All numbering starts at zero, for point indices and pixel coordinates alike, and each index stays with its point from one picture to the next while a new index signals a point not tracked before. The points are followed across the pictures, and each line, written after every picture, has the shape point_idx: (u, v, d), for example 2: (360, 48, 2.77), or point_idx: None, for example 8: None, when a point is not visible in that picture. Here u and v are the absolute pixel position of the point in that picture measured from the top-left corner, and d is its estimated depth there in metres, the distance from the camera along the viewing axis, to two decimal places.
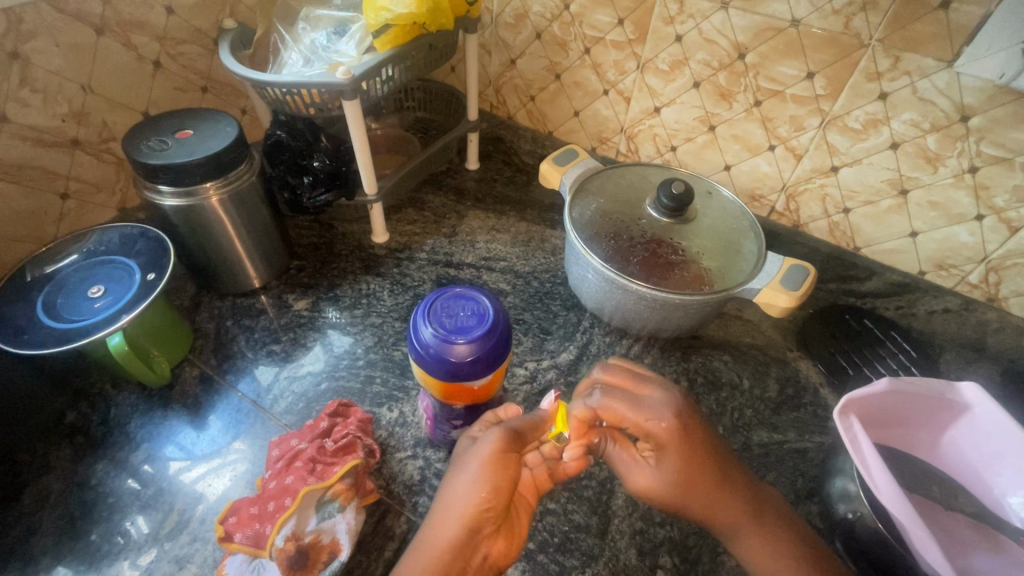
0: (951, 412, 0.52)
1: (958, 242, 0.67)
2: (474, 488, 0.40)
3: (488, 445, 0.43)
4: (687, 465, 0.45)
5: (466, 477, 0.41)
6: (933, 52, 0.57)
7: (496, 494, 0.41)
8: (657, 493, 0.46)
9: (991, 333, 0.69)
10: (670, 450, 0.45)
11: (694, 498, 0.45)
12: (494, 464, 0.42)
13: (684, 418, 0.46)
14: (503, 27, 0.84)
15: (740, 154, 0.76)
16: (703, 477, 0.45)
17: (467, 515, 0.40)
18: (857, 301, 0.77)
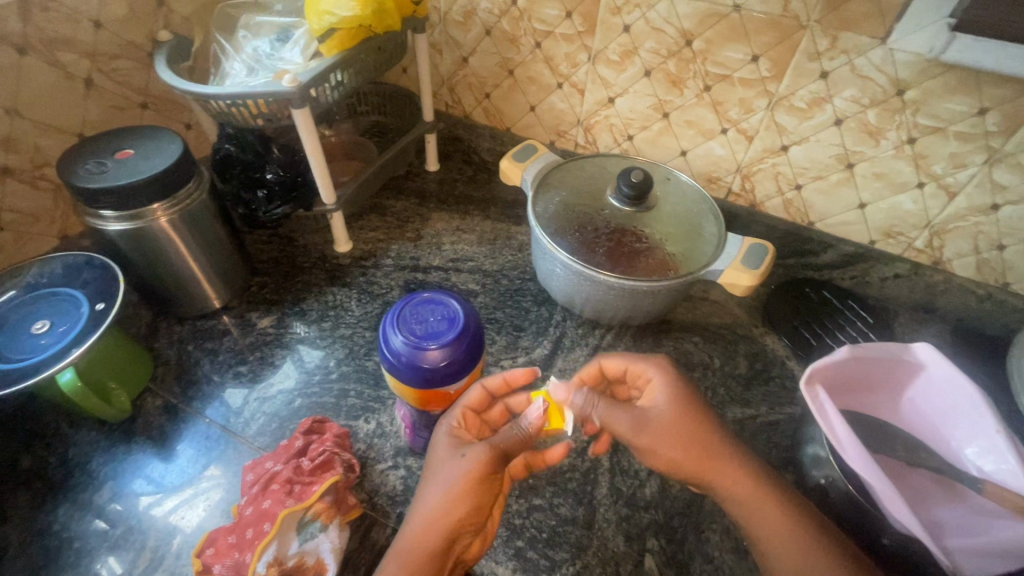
0: (908, 371, 0.54)
1: (903, 211, 0.70)
2: (453, 508, 0.40)
3: (471, 465, 0.40)
4: (681, 421, 0.45)
5: (444, 500, 0.40)
6: (867, 29, 0.59)
7: (474, 512, 0.40)
8: (651, 440, 0.45)
9: (939, 294, 0.74)
10: (659, 385, 0.47)
11: (702, 449, 0.44)
12: (472, 490, 0.40)
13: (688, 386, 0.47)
14: (452, 26, 0.83)
15: (694, 138, 0.78)
16: (694, 425, 0.45)
17: (446, 536, 0.40)
18: (815, 273, 0.80)
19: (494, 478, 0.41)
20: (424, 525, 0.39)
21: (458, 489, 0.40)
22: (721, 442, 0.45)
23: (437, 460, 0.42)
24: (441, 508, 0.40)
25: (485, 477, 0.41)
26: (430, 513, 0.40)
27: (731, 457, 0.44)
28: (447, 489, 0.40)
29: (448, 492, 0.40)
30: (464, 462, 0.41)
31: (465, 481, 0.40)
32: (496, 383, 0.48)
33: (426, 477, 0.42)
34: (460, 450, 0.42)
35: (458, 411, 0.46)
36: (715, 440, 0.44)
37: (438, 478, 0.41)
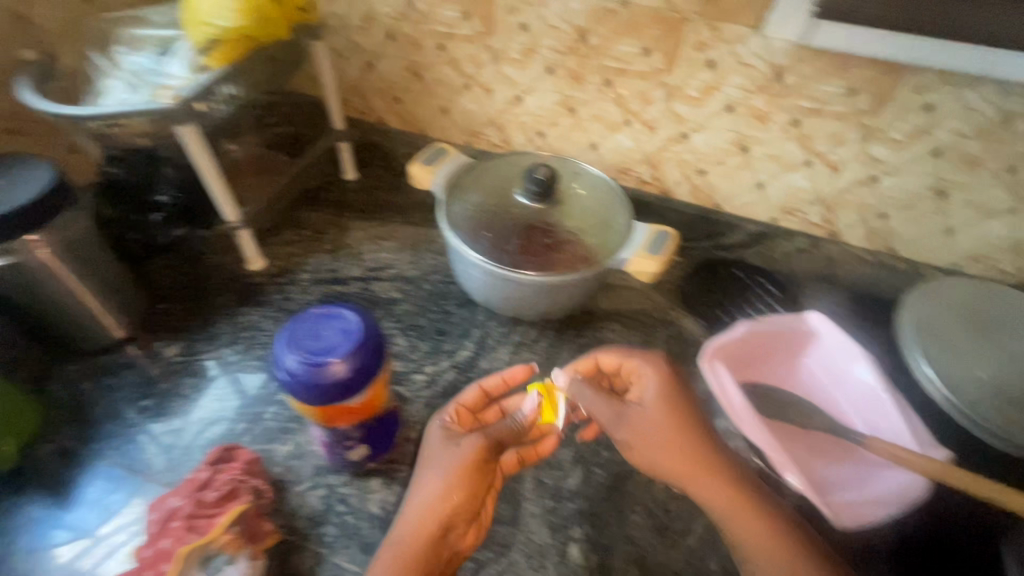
0: (803, 339, 0.60)
1: (797, 188, 0.75)
2: (446, 495, 0.44)
3: (462, 454, 0.46)
4: (664, 415, 0.47)
5: (438, 486, 0.45)
6: (745, 20, 0.62)
7: (466, 498, 0.45)
8: (634, 433, 0.47)
9: (837, 265, 0.79)
10: (649, 381, 0.49)
11: (685, 442, 0.46)
12: (465, 477, 0.45)
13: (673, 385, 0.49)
14: (353, 31, 0.82)
15: (602, 132, 0.80)
16: (676, 419, 0.47)
17: (440, 522, 0.44)
18: (727, 253, 0.84)
19: (485, 466, 0.46)
20: (420, 509, 0.44)
21: (452, 475, 0.45)
22: (702, 439, 0.46)
23: (434, 450, 0.48)
24: (435, 491, 0.45)
25: (477, 464, 0.46)
26: (426, 500, 0.45)
27: (710, 454, 0.45)
28: (442, 475, 0.45)
29: (443, 479, 0.45)
30: (459, 451, 0.46)
31: (459, 466, 0.45)
32: (494, 384, 0.54)
33: (424, 464, 0.47)
34: (456, 441, 0.47)
35: (453, 408, 0.52)
36: (693, 435, 0.46)
37: (433, 466, 0.46)
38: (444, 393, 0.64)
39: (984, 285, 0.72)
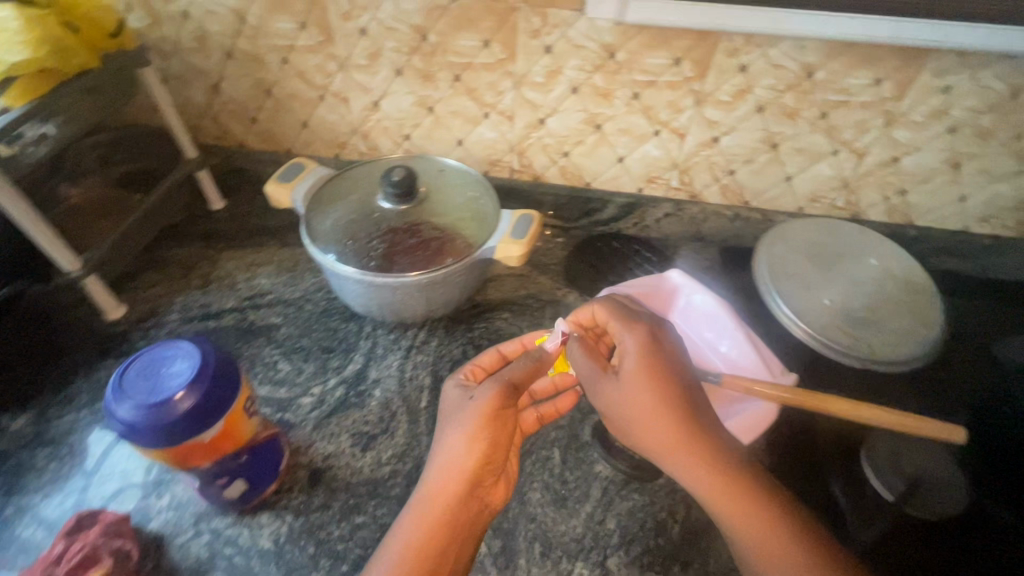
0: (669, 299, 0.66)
1: (652, 157, 0.80)
2: (466, 451, 0.46)
3: (485, 402, 0.48)
4: (644, 374, 0.48)
5: (461, 442, 0.47)
6: (567, 4, 0.66)
7: (488, 450, 0.47)
8: (627, 392, 0.48)
9: (701, 223, 0.85)
10: (635, 349, 0.50)
11: (670, 408, 0.46)
12: (485, 427, 0.47)
13: (655, 350, 0.49)
14: (188, 53, 0.78)
15: (464, 127, 0.81)
16: (663, 385, 0.47)
17: (466, 477, 0.46)
18: (604, 228, 0.87)
19: (505, 420, 0.48)
20: (441, 470, 0.46)
21: (473, 427, 0.47)
22: (682, 401, 0.47)
23: (454, 409, 0.49)
24: (452, 452, 0.47)
25: (496, 413, 0.48)
26: (448, 460, 0.46)
27: (688, 418, 0.46)
28: (463, 432, 0.47)
29: (462, 435, 0.47)
30: (476, 403, 0.48)
31: (473, 422, 0.47)
32: (510, 347, 0.57)
33: (447, 422, 0.49)
34: (474, 394, 0.49)
35: (468, 368, 0.55)
36: (675, 398, 0.47)
37: (455, 425, 0.48)
38: (332, 412, 0.62)
39: (830, 224, 0.78)
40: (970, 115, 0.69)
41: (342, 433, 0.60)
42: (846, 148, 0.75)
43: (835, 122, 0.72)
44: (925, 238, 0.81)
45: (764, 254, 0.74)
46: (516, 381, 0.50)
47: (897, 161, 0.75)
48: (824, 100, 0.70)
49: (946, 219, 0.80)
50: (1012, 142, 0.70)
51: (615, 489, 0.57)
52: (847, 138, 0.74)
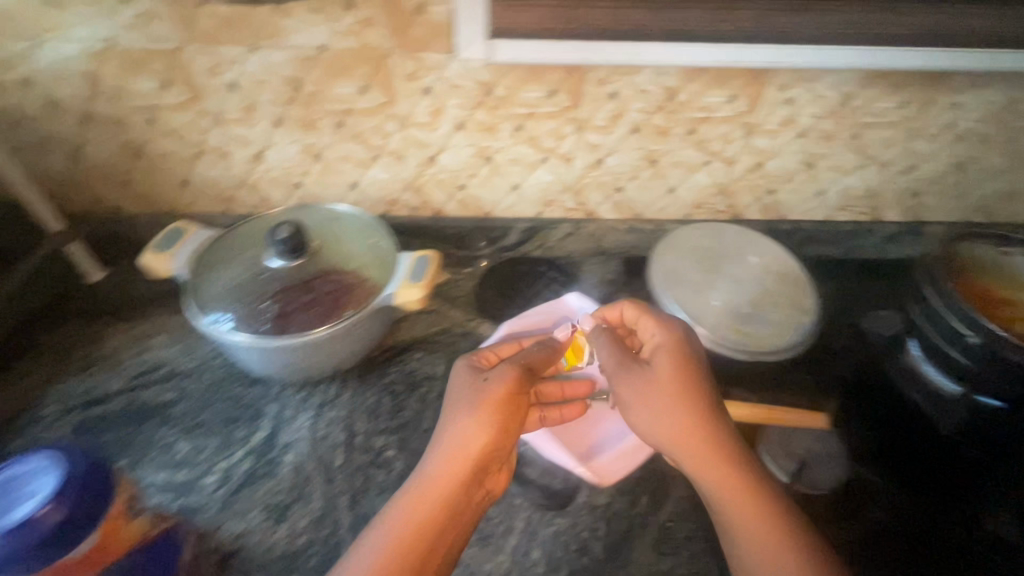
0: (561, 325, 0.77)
1: (545, 182, 0.83)
2: (478, 433, 0.54)
3: (501, 386, 0.56)
4: (663, 367, 0.58)
5: (472, 423, 0.54)
6: (438, 47, 0.67)
7: (496, 434, 0.54)
8: (647, 384, 0.58)
9: (601, 238, 0.89)
10: (669, 341, 0.60)
11: (685, 398, 0.56)
12: (495, 411, 0.55)
13: (675, 351, 0.59)
14: (39, 120, 0.72)
15: (356, 170, 0.80)
16: (683, 378, 0.57)
17: (473, 461, 0.53)
18: (511, 253, 0.89)
19: (514, 408, 0.56)
20: (450, 457, 0.53)
21: (487, 407, 0.55)
22: (688, 393, 0.56)
23: (468, 392, 0.56)
24: (464, 433, 0.54)
25: (507, 395, 0.56)
26: (461, 443, 0.53)
27: (689, 407, 0.55)
28: (475, 417, 0.54)
29: (477, 416, 0.54)
30: (490, 385, 0.56)
31: (489, 406, 0.55)
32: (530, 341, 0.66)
33: (452, 409, 0.56)
34: (488, 378, 0.57)
35: (483, 352, 0.62)
36: (685, 392, 0.56)
37: (467, 406, 0.55)
38: (240, 487, 0.59)
39: (715, 228, 0.84)
40: (813, 122, 0.77)
41: (252, 508, 0.58)
42: (717, 158, 0.81)
43: (704, 136, 0.78)
44: (797, 229, 0.90)
45: (658, 262, 0.79)
46: (528, 367, 0.59)
47: (762, 166, 0.82)
48: (690, 118, 0.76)
49: (812, 211, 0.89)
50: (850, 141, 0.80)
51: (537, 517, 0.59)
52: (717, 149, 0.80)
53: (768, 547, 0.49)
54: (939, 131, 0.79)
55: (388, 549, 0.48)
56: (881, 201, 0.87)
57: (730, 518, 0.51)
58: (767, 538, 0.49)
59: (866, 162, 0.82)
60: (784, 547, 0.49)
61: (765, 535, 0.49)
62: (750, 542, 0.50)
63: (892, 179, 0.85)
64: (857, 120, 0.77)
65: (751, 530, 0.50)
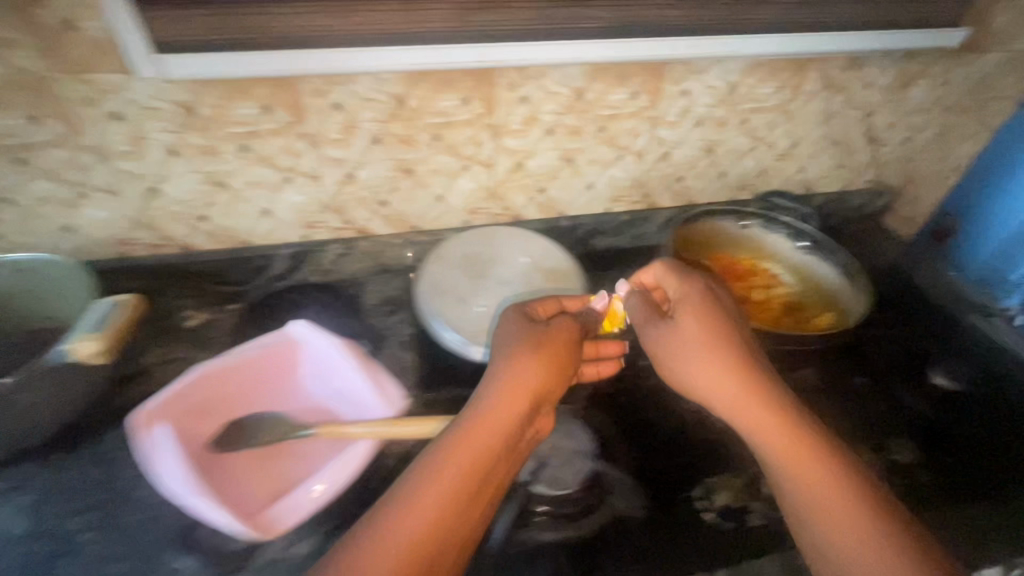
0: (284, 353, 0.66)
1: (298, 204, 0.77)
2: (504, 404, 0.55)
3: (535, 353, 0.59)
4: (689, 332, 0.60)
5: (508, 382, 0.57)
6: (108, 66, 0.59)
7: (515, 412, 0.55)
8: (686, 329, 0.60)
9: (379, 255, 0.85)
10: (692, 307, 0.61)
11: (721, 341, 0.59)
12: (538, 367, 0.58)
13: (701, 308, 0.60)
14: None
15: (62, 211, 0.70)
16: (719, 328, 0.59)
17: (502, 437, 0.54)
18: (283, 282, 0.83)
19: (565, 357, 0.62)
20: (477, 422, 0.54)
21: (514, 386, 0.56)
22: (715, 337, 0.59)
23: (528, 336, 0.61)
24: (523, 372, 0.58)
25: (536, 360, 0.59)
26: (489, 422, 0.54)
27: (717, 354, 0.58)
28: (523, 370, 0.58)
29: (523, 371, 0.57)
30: (535, 345, 0.60)
31: (544, 350, 0.60)
32: (571, 300, 0.68)
33: (503, 355, 0.59)
34: (538, 333, 0.61)
35: (536, 304, 0.66)
36: (714, 335, 0.59)
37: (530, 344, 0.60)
38: None
39: (489, 232, 0.82)
40: (556, 118, 0.77)
41: None
42: (474, 162, 0.80)
43: (451, 141, 0.76)
44: (577, 225, 0.91)
45: (426, 271, 0.76)
46: (565, 336, 0.62)
47: (523, 166, 0.82)
48: (429, 123, 0.73)
49: (588, 206, 0.90)
50: (599, 134, 0.81)
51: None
52: (470, 153, 0.78)
53: (807, 474, 0.53)
54: (678, 117, 0.83)
55: (440, 481, 0.50)
56: (647, 188, 0.92)
57: (767, 454, 0.55)
58: (807, 465, 0.53)
59: (622, 153, 0.85)
60: (820, 480, 0.52)
61: (799, 466, 0.53)
62: (785, 472, 0.53)
63: (651, 167, 0.89)
64: (598, 113, 0.79)
65: (789, 461, 0.53)
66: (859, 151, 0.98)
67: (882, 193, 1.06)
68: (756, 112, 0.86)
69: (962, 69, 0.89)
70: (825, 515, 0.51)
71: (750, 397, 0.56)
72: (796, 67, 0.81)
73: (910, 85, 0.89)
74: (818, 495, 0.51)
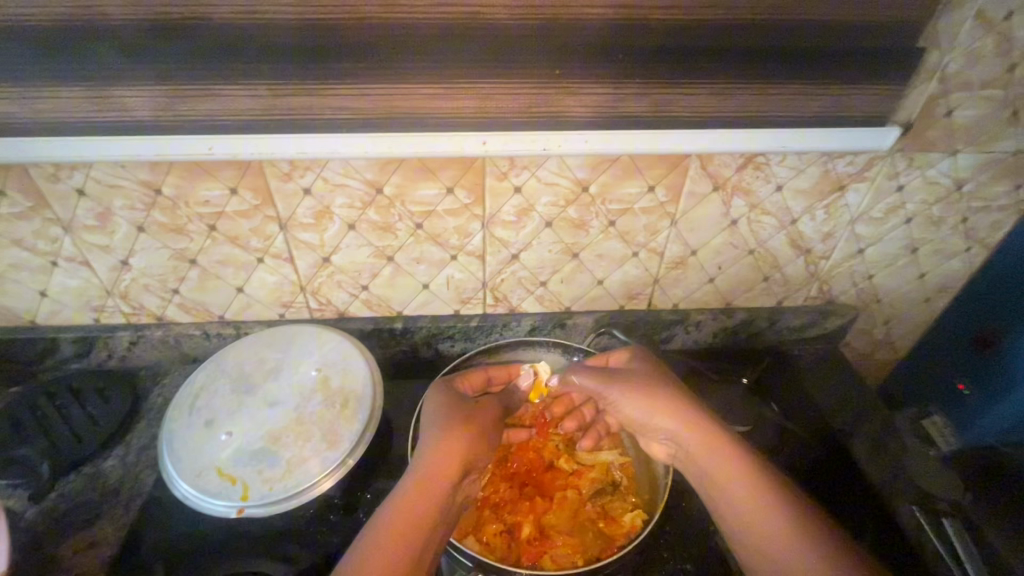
0: None
1: (74, 287, 0.69)
2: (435, 473, 0.53)
3: (463, 421, 0.57)
4: (637, 377, 0.60)
5: (444, 452, 0.54)
6: None
7: (447, 477, 0.53)
8: (632, 382, 0.59)
9: (178, 344, 0.76)
10: (637, 358, 0.63)
11: (667, 385, 0.59)
12: (470, 433, 0.57)
13: (648, 359, 0.62)
14: None
15: None
16: (664, 377, 0.60)
17: (427, 511, 0.51)
18: (72, 366, 0.76)
19: (492, 434, 0.60)
20: (403, 505, 0.51)
21: (447, 452, 0.54)
22: (663, 384, 0.59)
23: (451, 407, 0.58)
24: (458, 435, 0.56)
25: (467, 429, 0.57)
26: (418, 494, 0.52)
27: (668, 401, 0.57)
28: (449, 441, 0.55)
29: (454, 439, 0.55)
30: (462, 412, 0.58)
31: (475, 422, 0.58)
32: (498, 373, 0.66)
33: (439, 420, 0.57)
34: (468, 406, 0.59)
35: (462, 376, 0.64)
36: (661, 385, 0.59)
37: (454, 420, 0.57)
38: None
39: (274, 332, 0.71)
40: (353, 213, 0.65)
41: None
42: (268, 255, 0.68)
43: (231, 232, 0.66)
44: (413, 328, 0.78)
45: (193, 379, 0.66)
46: (491, 412, 0.61)
47: (330, 262, 0.70)
48: (197, 213, 0.63)
49: (425, 306, 0.77)
50: (416, 231, 0.68)
51: None
52: (259, 246, 0.67)
53: (766, 509, 0.50)
54: (517, 217, 0.67)
55: (387, 548, 0.48)
56: (500, 291, 0.76)
57: (723, 493, 0.53)
58: (762, 499, 0.51)
59: (455, 253, 0.71)
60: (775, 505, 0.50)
61: (756, 492, 0.51)
62: (743, 512, 0.51)
63: (499, 270, 0.73)
64: (407, 209, 0.65)
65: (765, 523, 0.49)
66: (788, 264, 0.76)
67: (832, 314, 0.82)
68: (624, 215, 0.69)
69: (920, 172, 0.67)
70: (783, 547, 0.48)
71: (709, 442, 0.55)
72: (667, 165, 0.64)
73: (844, 190, 0.68)
74: (774, 531, 0.49)
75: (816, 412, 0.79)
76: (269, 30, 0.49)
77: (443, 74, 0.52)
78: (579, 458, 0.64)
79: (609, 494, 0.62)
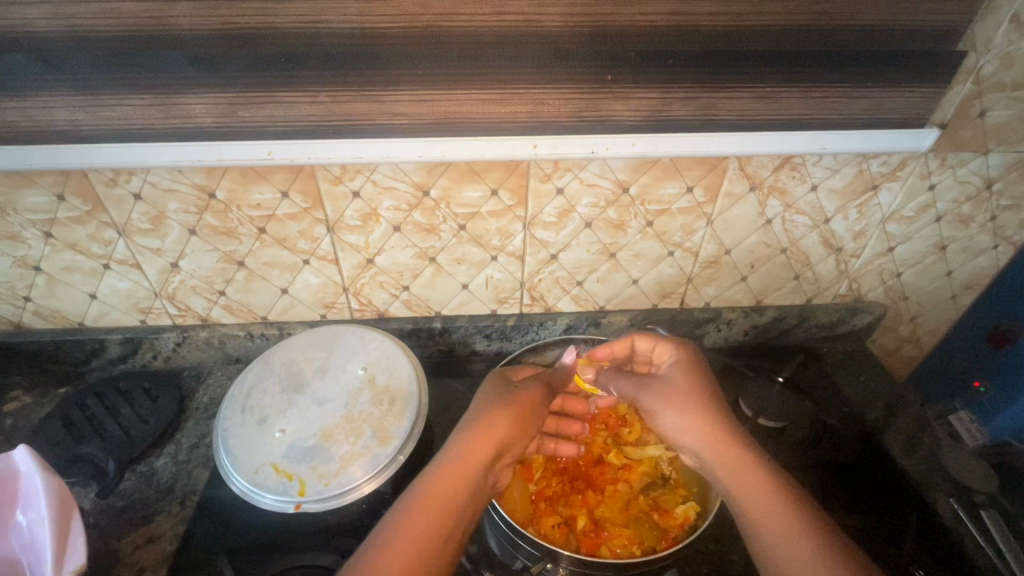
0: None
1: (124, 289, 0.71)
2: (469, 449, 0.55)
3: (505, 401, 0.59)
4: (672, 381, 0.60)
5: (481, 429, 0.56)
6: None
7: (479, 453, 0.55)
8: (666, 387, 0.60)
9: (222, 344, 0.77)
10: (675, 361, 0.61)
11: (697, 393, 0.58)
12: (512, 413, 0.58)
13: (692, 360, 0.61)
14: None
15: None
16: (697, 383, 0.59)
17: (454, 486, 0.52)
18: (118, 367, 0.77)
19: (539, 415, 0.61)
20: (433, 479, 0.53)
21: (484, 428, 0.56)
22: (694, 394, 0.58)
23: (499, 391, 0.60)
24: (487, 426, 0.56)
25: (509, 409, 0.58)
26: (449, 469, 0.53)
27: (698, 411, 0.57)
28: (486, 420, 0.57)
29: (493, 419, 0.57)
30: (509, 394, 0.60)
31: (514, 408, 0.59)
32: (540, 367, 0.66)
33: (478, 409, 0.58)
34: (513, 387, 0.61)
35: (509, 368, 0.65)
36: (692, 393, 0.58)
37: (493, 407, 0.58)
38: None
39: (320, 332, 0.73)
40: (399, 215, 0.67)
41: None
42: (314, 257, 0.70)
43: (280, 235, 0.67)
44: (451, 327, 0.79)
45: (244, 377, 0.68)
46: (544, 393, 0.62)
47: (374, 263, 0.72)
48: (248, 216, 0.65)
49: (464, 306, 0.78)
50: (459, 232, 0.69)
51: None
52: (306, 247, 0.69)
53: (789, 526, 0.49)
54: (558, 218, 0.69)
55: (410, 519, 0.49)
56: (537, 291, 0.78)
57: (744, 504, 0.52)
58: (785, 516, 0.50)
59: (495, 254, 0.72)
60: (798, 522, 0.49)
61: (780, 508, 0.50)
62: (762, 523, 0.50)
63: (538, 270, 0.75)
64: (451, 211, 0.67)
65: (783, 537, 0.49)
66: (820, 262, 0.78)
67: (861, 311, 0.84)
68: (662, 215, 0.70)
69: (952, 171, 0.68)
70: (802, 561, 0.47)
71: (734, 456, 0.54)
72: (706, 167, 0.65)
73: (877, 189, 0.70)
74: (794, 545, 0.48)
75: (848, 408, 0.81)
76: (329, 39, 0.50)
77: (496, 80, 0.53)
78: (626, 452, 0.66)
79: (661, 484, 0.64)
